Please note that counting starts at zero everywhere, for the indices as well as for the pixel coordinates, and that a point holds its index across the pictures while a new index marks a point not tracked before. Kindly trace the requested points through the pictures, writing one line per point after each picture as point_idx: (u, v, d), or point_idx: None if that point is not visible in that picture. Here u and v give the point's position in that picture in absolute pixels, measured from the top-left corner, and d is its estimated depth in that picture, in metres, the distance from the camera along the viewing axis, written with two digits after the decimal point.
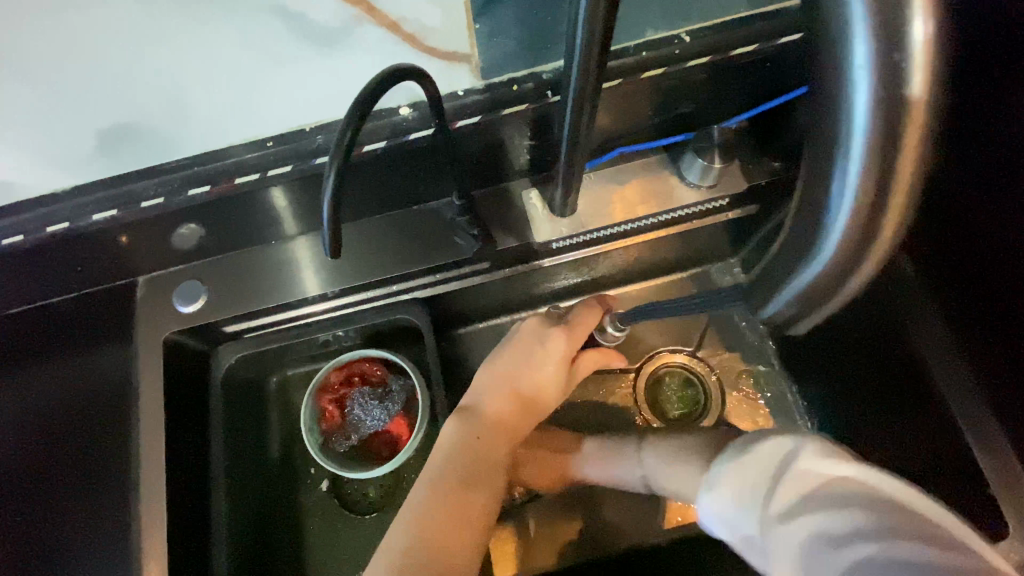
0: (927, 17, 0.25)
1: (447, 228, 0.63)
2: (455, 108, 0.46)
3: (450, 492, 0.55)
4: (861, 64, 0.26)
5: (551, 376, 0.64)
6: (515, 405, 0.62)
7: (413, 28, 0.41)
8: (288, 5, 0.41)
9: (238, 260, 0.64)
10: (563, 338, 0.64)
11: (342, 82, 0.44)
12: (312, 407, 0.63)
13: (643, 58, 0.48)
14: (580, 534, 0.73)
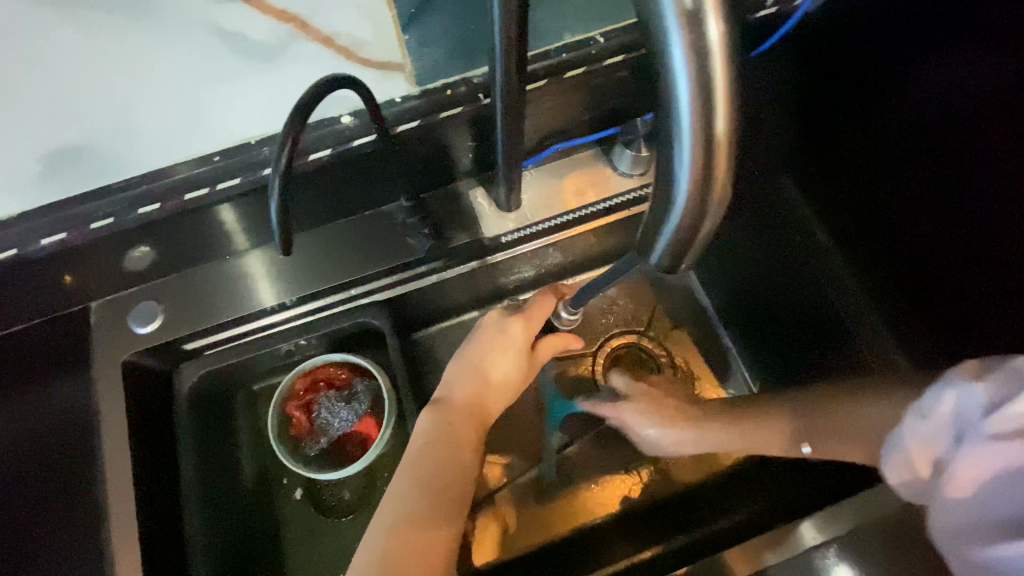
0: (717, 21, 0.25)
1: (400, 230, 0.65)
2: (393, 114, 0.48)
3: (422, 489, 0.56)
4: (677, 60, 0.26)
5: (514, 362, 0.66)
6: (484, 393, 0.64)
7: (345, 40, 0.47)
8: (225, 27, 0.47)
9: (195, 277, 0.65)
10: (523, 326, 0.66)
11: (280, 94, 0.47)
12: (278, 415, 0.64)
13: (564, 58, 0.53)
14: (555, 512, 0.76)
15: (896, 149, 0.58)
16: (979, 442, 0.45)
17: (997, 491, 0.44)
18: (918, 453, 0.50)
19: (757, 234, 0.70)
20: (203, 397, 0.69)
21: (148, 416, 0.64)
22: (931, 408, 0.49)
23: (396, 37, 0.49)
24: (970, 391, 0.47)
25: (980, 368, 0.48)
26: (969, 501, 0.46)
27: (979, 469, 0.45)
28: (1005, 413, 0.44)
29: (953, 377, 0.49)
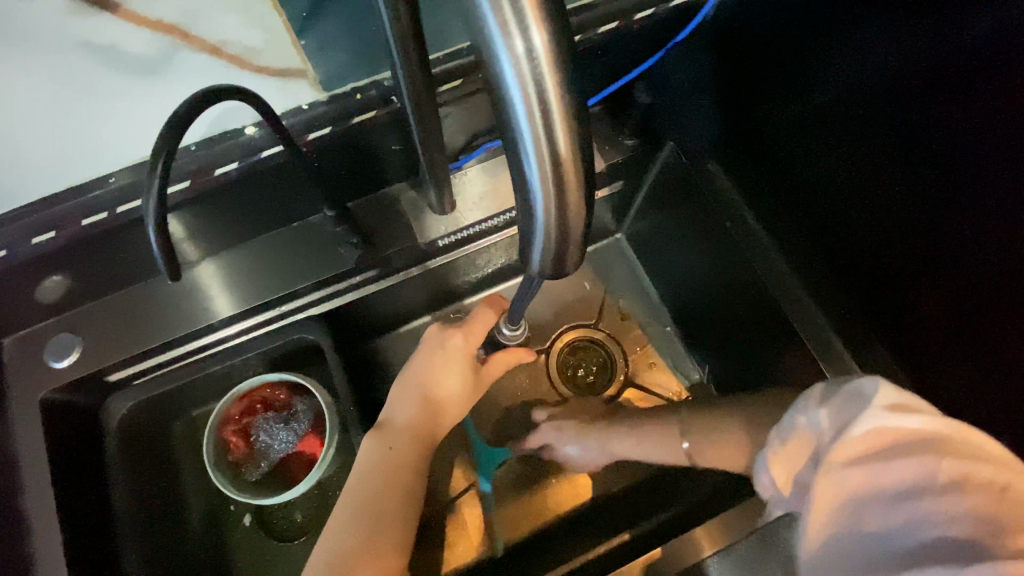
0: (541, 30, 0.24)
1: (331, 240, 0.63)
2: (300, 122, 0.47)
3: (364, 512, 0.55)
4: (505, 64, 0.25)
5: (459, 378, 0.64)
6: (427, 412, 0.62)
7: (234, 49, 0.46)
8: (95, 42, 0.46)
9: (115, 304, 0.61)
10: (464, 340, 0.65)
11: (163, 101, 0.45)
12: (214, 443, 0.61)
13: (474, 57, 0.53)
14: (523, 513, 0.76)
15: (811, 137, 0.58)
16: (830, 469, 0.42)
17: (852, 519, 0.40)
18: (783, 467, 0.48)
19: (694, 225, 0.70)
20: (135, 430, 0.65)
21: (79, 453, 0.59)
22: (793, 426, 0.48)
23: (293, 44, 0.47)
24: (819, 413, 0.46)
25: (823, 394, 0.48)
26: (837, 532, 0.41)
27: (837, 494, 0.41)
28: (844, 439, 0.42)
29: (805, 400, 0.49)
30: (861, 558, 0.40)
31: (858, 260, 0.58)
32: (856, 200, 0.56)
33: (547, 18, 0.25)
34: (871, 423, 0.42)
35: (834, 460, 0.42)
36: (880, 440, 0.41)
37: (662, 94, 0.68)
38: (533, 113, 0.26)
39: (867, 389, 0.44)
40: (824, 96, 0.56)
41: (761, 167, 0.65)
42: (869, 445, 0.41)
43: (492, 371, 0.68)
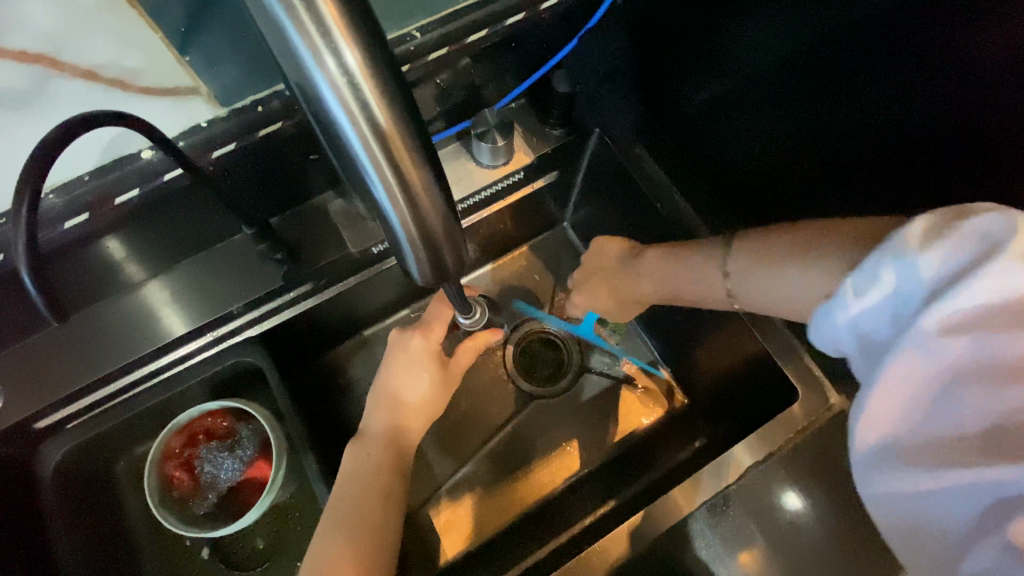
0: (352, 48, 0.26)
1: (257, 257, 0.61)
2: (198, 141, 0.46)
3: (345, 518, 0.53)
4: (324, 86, 0.27)
5: (426, 379, 0.62)
6: (403, 414, 0.61)
7: (113, 71, 0.44)
8: None
9: (30, 349, 0.57)
10: (426, 341, 0.62)
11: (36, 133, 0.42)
12: (155, 479, 0.59)
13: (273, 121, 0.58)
14: (499, 503, 0.75)
15: (728, 112, 0.60)
16: (917, 342, 0.31)
17: (935, 407, 0.31)
18: (849, 335, 0.36)
19: (631, 208, 0.70)
20: (72, 479, 0.61)
21: (5, 509, 0.55)
22: (881, 283, 0.33)
23: (175, 61, 0.45)
24: (922, 263, 0.32)
25: (931, 229, 0.32)
26: (918, 422, 0.31)
27: (915, 373, 0.31)
28: (946, 296, 0.30)
29: (902, 247, 0.33)
30: (923, 441, 0.31)
31: (770, 221, 0.61)
32: (763, 165, 0.59)
33: (351, 32, 0.26)
34: (994, 282, 0.29)
35: (923, 330, 0.31)
36: (996, 303, 0.29)
37: (582, 81, 0.68)
38: (360, 121, 0.28)
39: (993, 234, 0.30)
40: (721, 74, 0.59)
41: (677, 138, 0.67)
42: (979, 312, 0.30)
43: (461, 362, 0.65)
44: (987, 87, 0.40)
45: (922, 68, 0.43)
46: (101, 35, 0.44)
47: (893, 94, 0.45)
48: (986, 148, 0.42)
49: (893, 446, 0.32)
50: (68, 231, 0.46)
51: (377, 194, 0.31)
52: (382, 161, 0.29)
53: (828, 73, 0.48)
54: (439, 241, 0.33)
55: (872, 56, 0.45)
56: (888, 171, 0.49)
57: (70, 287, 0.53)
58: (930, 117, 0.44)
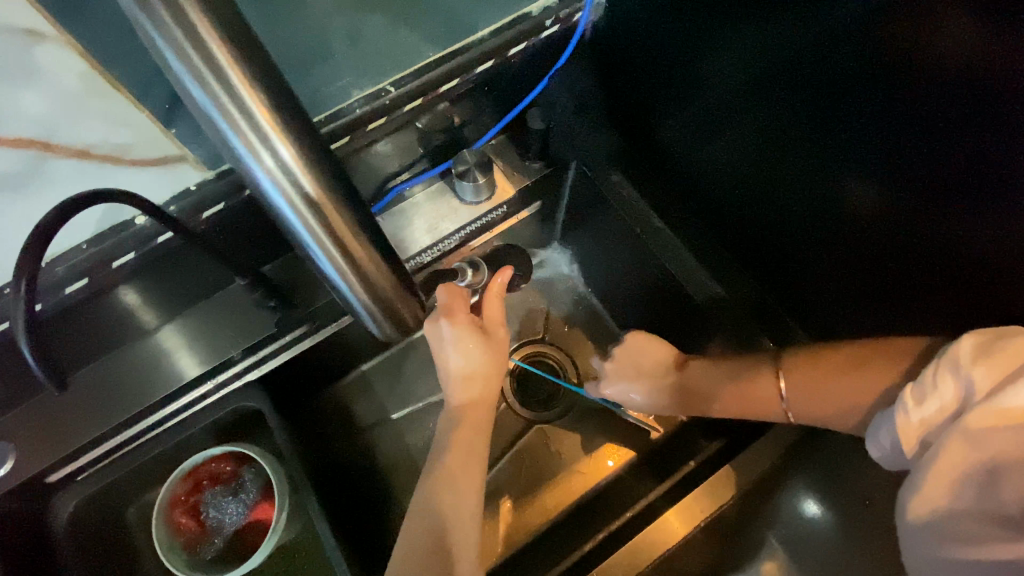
0: (287, 144, 0.30)
1: (253, 303, 0.64)
2: (187, 204, 0.50)
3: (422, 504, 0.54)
4: (263, 179, 0.31)
5: (474, 350, 0.61)
6: (465, 388, 0.61)
7: (105, 150, 0.44)
8: None
9: (40, 406, 0.59)
10: (454, 323, 0.60)
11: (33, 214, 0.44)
12: (162, 528, 0.61)
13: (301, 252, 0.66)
14: (508, 528, 0.76)
15: (698, 137, 0.62)
16: (965, 433, 0.40)
17: (979, 488, 0.40)
18: (907, 435, 0.44)
19: (614, 233, 0.72)
20: (83, 529, 0.62)
21: (21, 562, 0.56)
22: (941, 390, 0.43)
23: (162, 134, 0.46)
24: (974, 378, 0.41)
25: (977, 349, 0.42)
26: (965, 498, 0.41)
27: (963, 460, 0.40)
28: (992, 401, 0.39)
29: (957, 360, 0.42)
30: (963, 512, 0.41)
31: (750, 239, 0.64)
32: (741, 190, 0.61)
33: None
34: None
35: (971, 424, 0.40)
36: None
37: (554, 118, 0.70)
38: (296, 200, 0.32)
39: None
40: (689, 104, 0.61)
41: (658, 169, 0.69)
42: (1020, 417, 0.39)
43: (496, 320, 0.64)
44: (918, 117, 0.41)
45: (860, 99, 0.44)
46: (94, 117, 0.43)
47: (852, 122, 0.46)
48: (928, 175, 0.43)
49: (942, 514, 0.42)
50: (69, 295, 0.50)
51: (319, 259, 0.37)
52: (323, 237, 0.34)
53: (785, 103, 0.50)
54: (390, 302, 0.41)
55: (819, 87, 0.47)
56: (853, 198, 0.50)
57: (82, 340, 0.56)
58: (877, 145, 0.45)
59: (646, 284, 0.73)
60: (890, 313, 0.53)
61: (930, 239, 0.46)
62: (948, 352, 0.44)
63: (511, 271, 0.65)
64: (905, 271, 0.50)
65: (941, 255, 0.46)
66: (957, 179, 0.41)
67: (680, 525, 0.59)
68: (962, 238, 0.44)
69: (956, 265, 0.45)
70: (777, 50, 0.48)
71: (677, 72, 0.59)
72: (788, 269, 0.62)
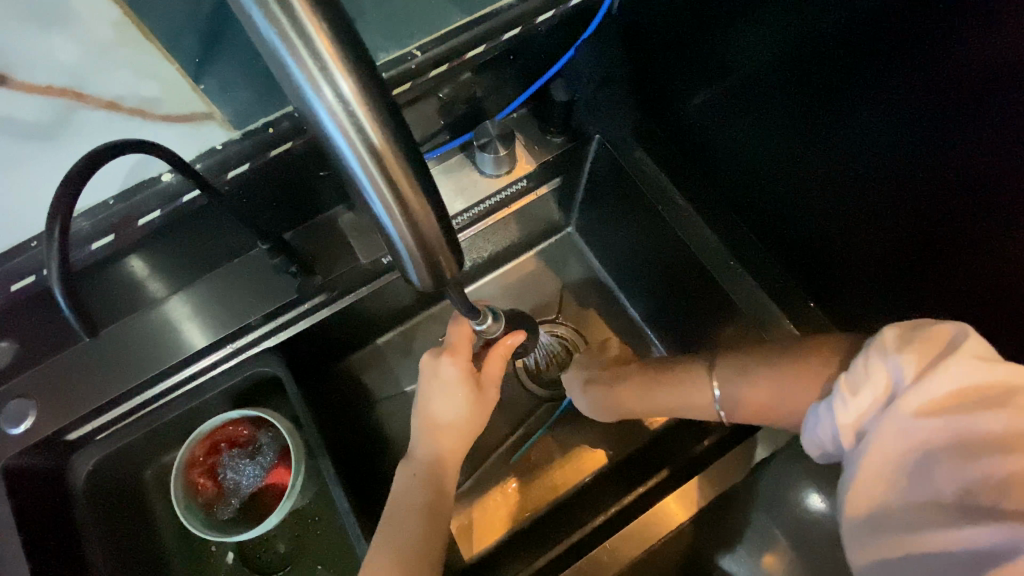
0: (345, 76, 0.28)
1: (271, 270, 0.63)
2: (214, 160, 0.49)
3: (384, 541, 0.56)
4: (321, 111, 0.29)
5: (460, 401, 0.61)
6: (441, 439, 0.62)
7: (133, 102, 0.48)
8: None
9: (59, 366, 0.59)
10: (454, 361, 0.61)
11: (59, 161, 0.46)
12: (181, 487, 0.62)
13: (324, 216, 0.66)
14: (519, 504, 0.76)
15: (723, 114, 0.61)
16: (897, 420, 0.41)
17: (914, 473, 0.41)
18: (844, 427, 0.44)
19: (635, 211, 0.72)
20: (103, 489, 0.63)
21: (43, 517, 0.57)
22: (873, 378, 0.43)
23: (192, 91, 0.49)
24: (904, 363, 0.42)
25: (900, 339, 0.43)
26: (901, 486, 0.41)
27: (896, 447, 0.41)
28: (923, 386, 0.40)
29: (885, 349, 0.43)
30: (905, 499, 0.41)
31: (770, 220, 0.64)
32: (769, 173, 0.60)
33: (346, 62, 0.28)
34: (956, 378, 0.40)
35: (904, 411, 0.41)
36: (966, 386, 0.40)
37: (578, 90, 0.70)
38: (358, 144, 0.30)
39: (954, 340, 0.41)
40: (717, 81, 0.59)
41: (680, 146, 0.69)
42: (945, 399, 0.40)
43: (494, 376, 0.63)
44: (969, 89, 0.40)
45: (899, 74, 0.43)
46: (122, 68, 0.48)
47: (894, 99, 0.45)
48: (977, 151, 0.42)
49: (882, 505, 0.42)
50: (94, 251, 0.50)
51: (373, 204, 0.32)
52: (374, 172, 0.30)
53: (818, 83, 0.49)
54: (435, 249, 0.35)
55: (856, 64, 0.46)
56: (888, 177, 0.49)
57: (100, 302, 0.56)
58: (917, 124, 0.44)
59: (666, 263, 0.72)
60: (924, 290, 0.53)
61: (976, 214, 0.45)
62: (875, 341, 0.45)
63: (523, 335, 0.63)
64: (948, 250, 0.49)
65: (987, 228, 0.45)
66: (1007, 154, 0.40)
67: (680, 510, 0.60)
68: (1005, 212, 0.43)
69: (1002, 239, 0.45)
70: (809, 27, 0.47)
71: (705, 46, 0.58)
72: (816, 256, 0.61)
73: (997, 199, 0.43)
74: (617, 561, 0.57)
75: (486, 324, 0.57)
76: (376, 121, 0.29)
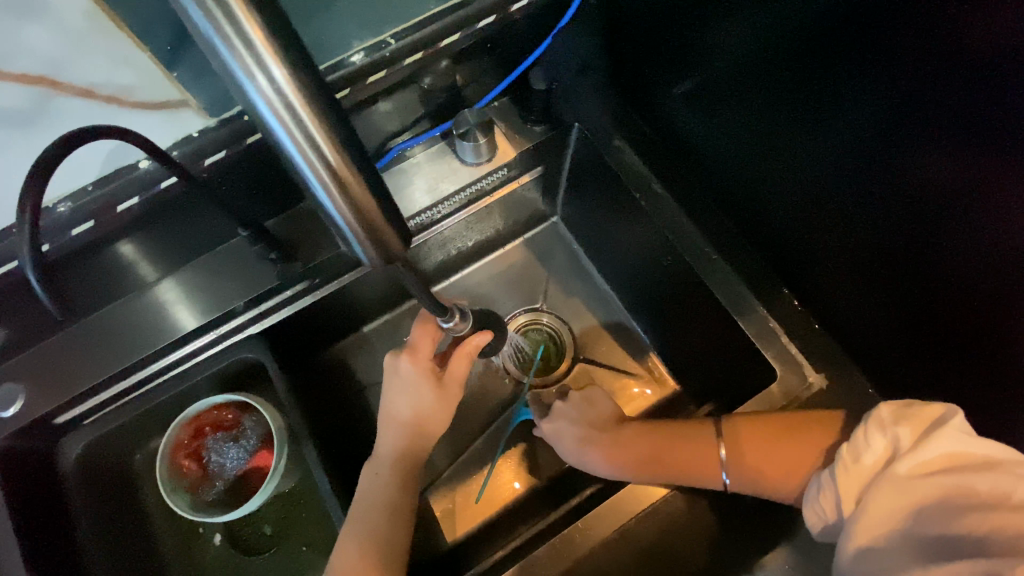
0: (278, 65, 0.29)
1: (252, 257, 0.64)
2: (190, 149, 0.50)
3: (349, 534, 0.57)
4: (258, 100, 0.30)
5: (424, 397, 0.63)
6: (407, 431, 0.63)
7: (107, 90, 0.49)
8: None
9: (49, 350, 0.61)
10: (414, 361, 0.63)
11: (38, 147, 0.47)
12: (167, 469, 0.63)
13: (304, 206, 0.66)
14: (503, 488, 0.77)
15: (701, 105, 0.62)
16: (895, 479, 0.44)
17: (907, 528, 0.43)
18: (847, 488, 0.47)
19: (614, 199, 0.73)
20: (90, 473, 0.64)
21: (31, 498, 0.58)
22: (874, 445, 0.47)
23: (164, 77, 0.49)
24: (903, 433, 0.46)
25: (894, 412, 0.48)
26: (898, 538, 0.43)
27: (890, 503, 0.44)
28: (918, 452, 0.44)
29: (882, 420, 0.48)
30: (895, 549, 0.43)
31: (745, 211, 0.64)
32: (748, 170, 0.61)
33: (279, 51, 0.29)
34: (944, 446, 0.44)
35: (900, 472, 0.44)
36: (956, 456, 0.43)
37: (557, 77, 0.71)
38: (292, 128, 0.31)
39: (945, 417, 0.46)
40: (695, 71, 0.60)
41: (661, 135, 0.70)
42: (937, 466, 0.44)
43: (459, 375, 0.63)
44: (922, 84, 0.40)
45: (860, 67, 0.44)
46: (97, 56, 0.49)
47: (856, 92, 0.45)
48: (932, 152, 0.42)
49: (873, 555, 0.44)
50: (76, 237, 0.51)
51: (315, 190, 0.33)
52: (311, 156, 0.31)
53: (788, 73, 0.50)
54: (383, 232, 0.36)
55: (822, 60, 0.46)
56: (853, 172, 0.50)
57: (83, 288, 0.57)
58: (880, 122, 0.45)
59: (645, 252, 0.73)
60: (888, 289, 0.54)
61: (938, 223, 0.45)
62: (869, 415, 0.50)
63: (490, 336, 0.62)
64: (915, 257, 0.49)
65: (944, 234, 0.45)
66: (958, 158, 0.41)
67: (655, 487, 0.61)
68: (963, 220, 0.43)
69: (963, 250, 0.45)
70: (779, 22, 0.48)
71: (682, 35, 0.59)
72: (790, 245, 0.62)
73: (950, 203, 0.43)
74: (588, 540, 0.58)
75: (454, 322, 0.57)
76: (311, 108, 0.30)
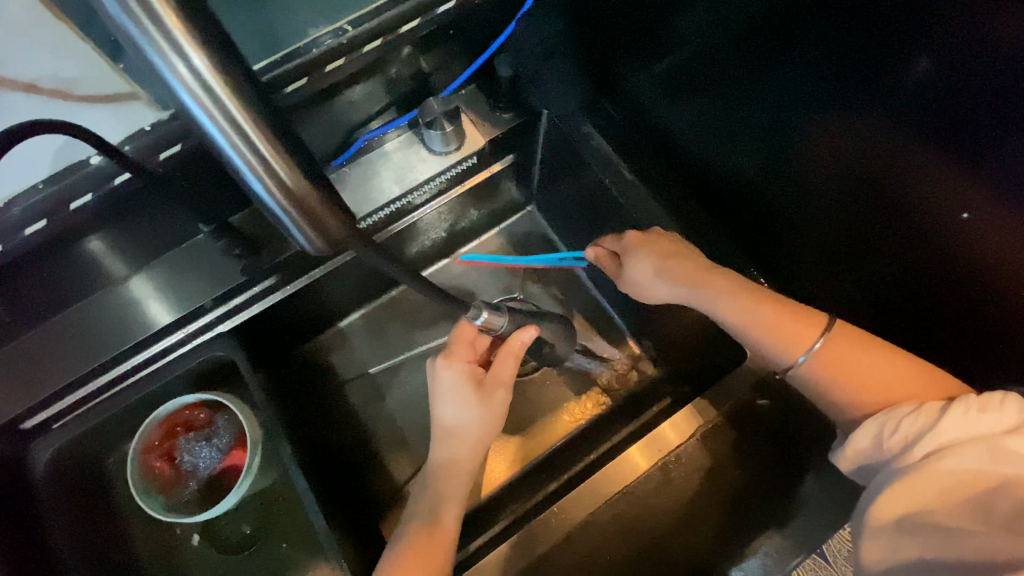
0: None
1: (219, 253, 0.63)
2: (145, 142, 0.51)
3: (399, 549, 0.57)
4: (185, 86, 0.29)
5: (467, 406, 0.60)
6: (451, 439, 0.61)
7: (51, 83, 0.47)
8: None
9: (14, 353, 0.59)
10: (451, 365, 0.61)
11: None
12: (138, 471, 0.63)
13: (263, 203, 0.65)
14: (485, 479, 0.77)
15: (665, 87, 0.62)
16: (1000, 449, 0.43)
17: (972, 495, 0.43)
18: (945, 434, 0.45)
19: (585, 184, 0.72)
20: (63, 480, 0.63)
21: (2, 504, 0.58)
22: (1003, 414, 0.44)
23: (112, 70, 0.48)
24: None
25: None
26: (955, 502, 0.44)
27: (982, 470, 0.43)
28: None
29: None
30: (945, 507, 0.44)
31: (715, 193, 0.65)
32: (717, 154, 0.61)
33: None
34: None
35: (1011, 447, 0.43)
36: None
37: (523, 64, 0.67)
38: None
39: None
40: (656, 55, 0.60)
41: (628, 120, 0.70)
42: None
43: (505, 376, 0.61)
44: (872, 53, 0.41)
45: (812, 43, 0.44)
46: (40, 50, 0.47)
47: (810, 67, 0.46)
48: (896, 126, 0.43)
49: (923, 497, 0.45)
50: (30, 237, 0.50)
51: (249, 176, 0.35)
52: None
53: (745, 51, 0.50)
54: None
55: (776, 36, 0.47)
56: (815, 147, 0.51)
57: (45, 288, 0.56)
58: (837, 96, 0.46)
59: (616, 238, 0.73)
60: (857, 262, 0.55)
61: (902, 193, 0.46)
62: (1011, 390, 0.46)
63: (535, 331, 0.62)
64: (884, 230, 0.50)
65: (907, 203, 0.46)
66: (919, 127, 0.41)
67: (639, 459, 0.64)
68: (924, 189, 0.44)
69: (927, 220, 0.45)
70: (749, 4, 0.47)
71: (642, 16, 0.59)
72: (760, 225, 0.62)
73: (908, 171, 0.44)
74: (564, 522, 0.62)
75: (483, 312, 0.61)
76: None
